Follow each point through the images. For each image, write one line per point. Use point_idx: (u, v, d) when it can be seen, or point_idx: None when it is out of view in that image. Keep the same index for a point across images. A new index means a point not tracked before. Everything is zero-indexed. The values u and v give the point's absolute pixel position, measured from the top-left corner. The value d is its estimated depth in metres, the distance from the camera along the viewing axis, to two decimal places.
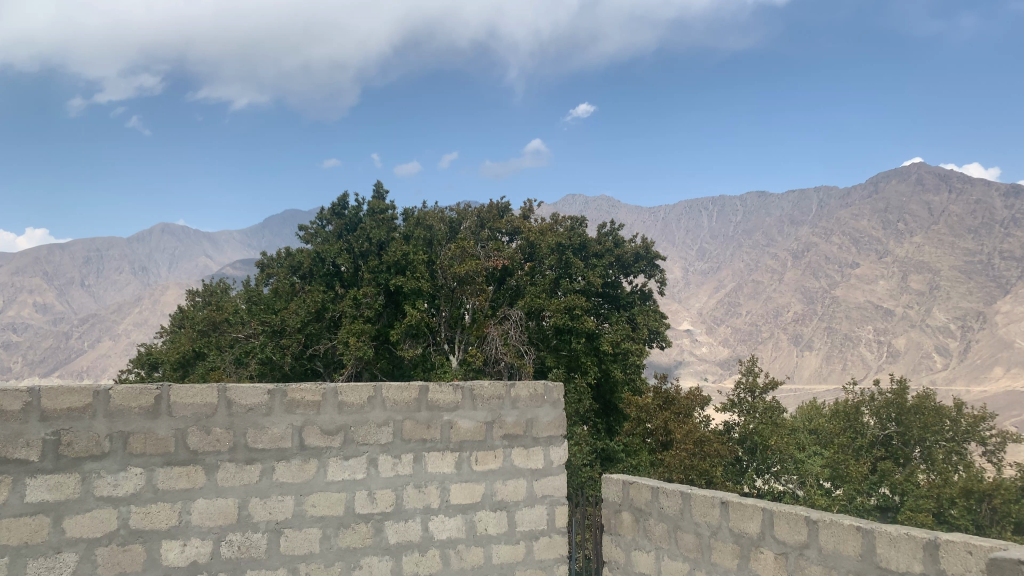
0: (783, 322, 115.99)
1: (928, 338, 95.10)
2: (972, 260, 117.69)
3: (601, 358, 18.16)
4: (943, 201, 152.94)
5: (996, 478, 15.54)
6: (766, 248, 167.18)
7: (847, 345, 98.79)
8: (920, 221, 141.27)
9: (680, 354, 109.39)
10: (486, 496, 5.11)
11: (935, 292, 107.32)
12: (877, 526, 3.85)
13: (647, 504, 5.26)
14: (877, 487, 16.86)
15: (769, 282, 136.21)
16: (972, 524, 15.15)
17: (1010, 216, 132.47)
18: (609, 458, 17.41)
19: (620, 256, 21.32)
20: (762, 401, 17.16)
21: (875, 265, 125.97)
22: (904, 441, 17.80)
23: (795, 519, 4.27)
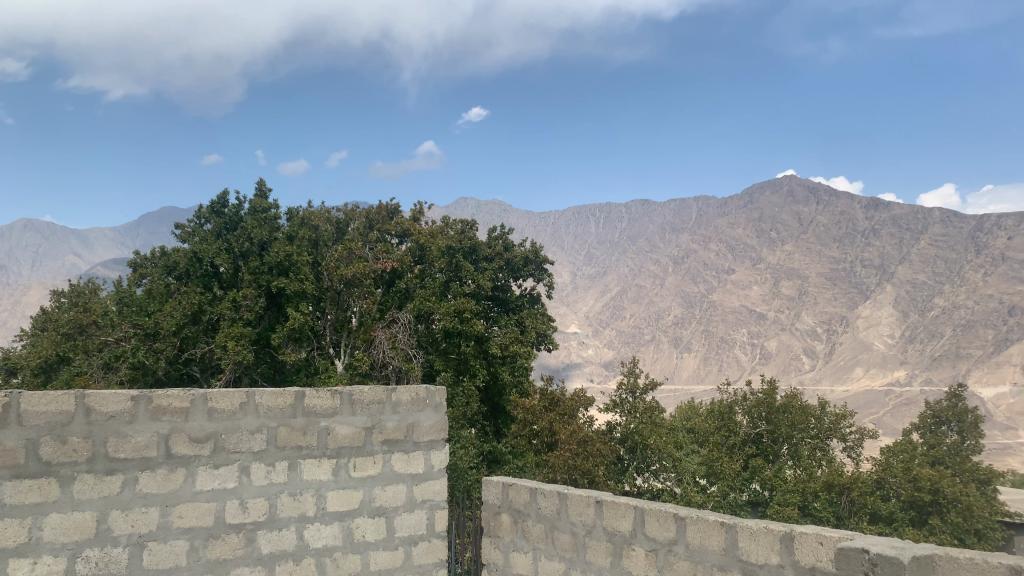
0: (664, 324, 120.26)
1: (797, 340, 101.93)
2: (837, 267, 126.44)
3: (489, 361, 18.28)
4: (811, 211, 162.79)
5: (853, 471, 16.62)
6: (649, 254, 172.45)
7: (723, 347, 103.77)
8: (791, 230, 149.81)
9: (567, 356, 111.34)
10: (364, 501, 5.04)
11: (803, 299, 114.37)
12: (738, 525, 4.06)
13: (524, 506, 5.33)
14: (748, 483, 17.54)
15: (651, 285, 140.32)
16: (833, 515, 16.09)
17: (870, 227, 141.80)
18: (496, 461, 17.44)
19: (509, 260, 21.43)
20: (642, 401, 17.58)
21: (749, 271, 132.95)
22: (773, 438, 18.62)
23: (663, 518, 4.43)
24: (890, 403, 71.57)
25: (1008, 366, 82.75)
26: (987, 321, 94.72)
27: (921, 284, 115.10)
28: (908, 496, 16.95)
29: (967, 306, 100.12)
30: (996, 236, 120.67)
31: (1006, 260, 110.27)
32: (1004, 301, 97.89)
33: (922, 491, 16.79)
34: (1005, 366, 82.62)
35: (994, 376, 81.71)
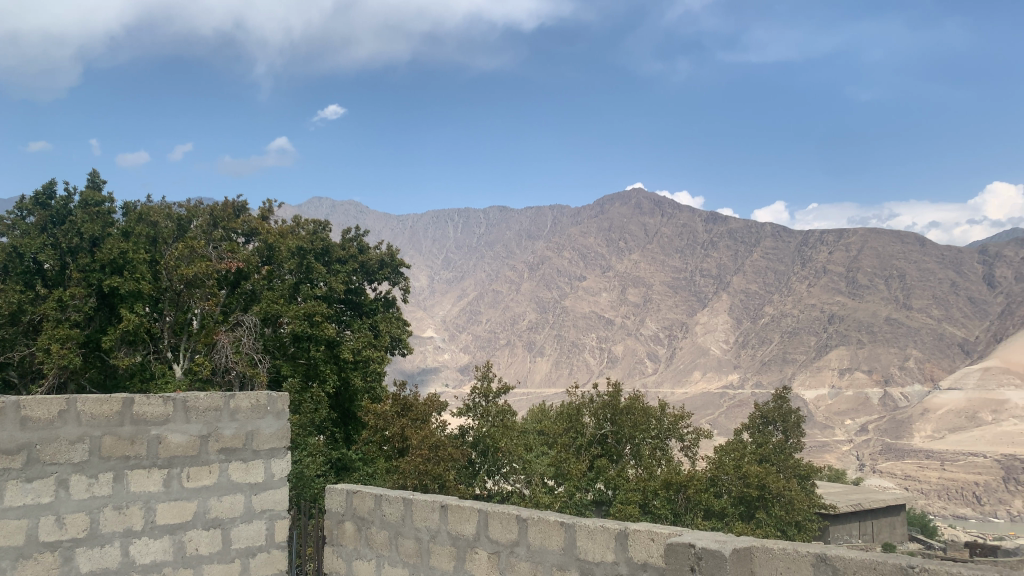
0: (518, 329, 122.58)
1: (642, 345, 107.31)
2: (679, 277, 133.86)
3: (341, 366, 17.93)
4: (657, 222, 171.19)
5: (690, 470, 17.51)
6: (505, 260, 175.31)
7: (573, 351, 107.15)
8: (638, 240, 156.89)
9: (423, 361, 111.05)
10: (198, 513, 4.77)
11: (649, 305, 120.24)
12: (579, 521, 4.20)
13: (369, 513, 5.25)
14: (594, 483, 18.02)
15: (507, 290, 142.52)
16: (671, 512, 16.77)
17: (710, 239, 150.69)
18: (345, 468, 17.05)
19: (364, 262, 21.12)
20: (495, 405, 17.75)
21: (599, 278, 137.97)
22: (617, 439, 19.29)
23: (506, 518, 4.50)
24: (725, 404, 76.85)
25: (826, 370, 90.74)
26: (810, 328, 103.28)
27: (754, 294, 123.84)
28: (738, 492, 18.04)
29: (793, 314, 108.68)
30: (819, 250, 131.61)
31: (827, 273, 120.60)
32: (825, 310, 107.03)
33: (751, 487, 17.96)
34: (824, 369, 90.60)
35: (814, 379, 89.51)
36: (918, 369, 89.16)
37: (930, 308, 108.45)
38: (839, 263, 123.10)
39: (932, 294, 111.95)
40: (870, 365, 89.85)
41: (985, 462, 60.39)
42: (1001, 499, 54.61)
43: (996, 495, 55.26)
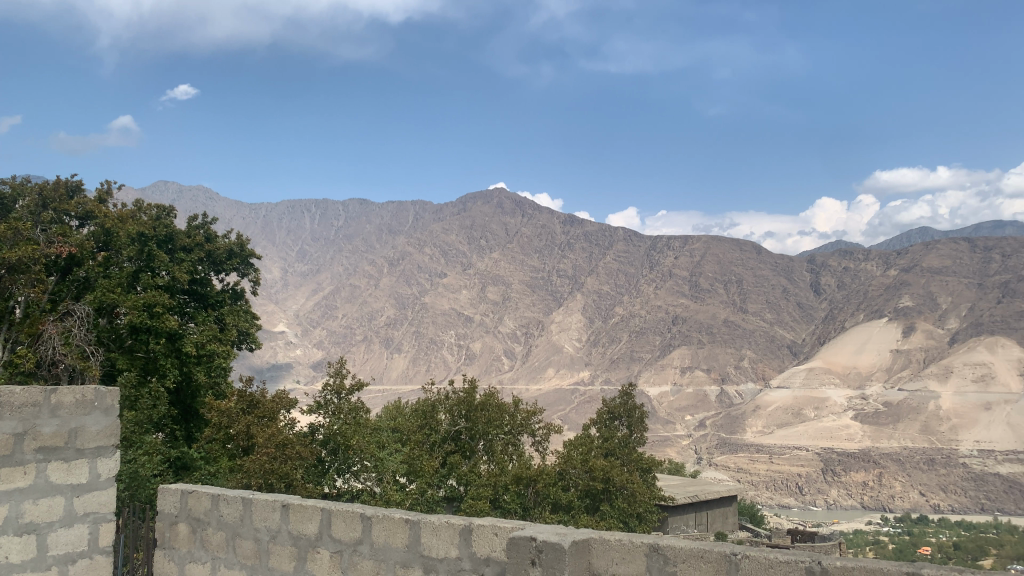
0: (376, 325, 121.12)
1: (499, 342, 109.17)
2: (536, 276, 136.82)
3: (182, 360, 17.05)
4: (518, 221, 174.08)
5: (540, 464, 17.96)
6: (364, 254, 172.54)
7: (431, 348, 107.17)
8: (498, 239, 158.74)
9: (274, 356, 107.43)
10: (9, 518, 4.39)
11: (506, 303, 122.06)
12: (425, 519, 4.21)
13: (205, 514, 5.01)
14: (445, 480, 18.02)
15: (364, 284, 140.25)
16: (520, 507, 17.02)
17: (566, 240, 154.74)
18: (184, 467, 16.17)
19: (210, 251, 20.14)
20: (347, 402, 17.42)
21: (459, 275, 138.53)
22: (470, 435, 19.42)
23: (350, 517, 4.43)
24: (575, 400, 79.40)
25: (670, 368, 95.46)
26: (656, 328, 108.29)
27: (606, 296, 128.51)
28: (585, 485, 18.64)
29: (642, 314, 113.52)
30: (666, 255, 138.23)
31: (674, 276, 126.89)
32: (670, 311, 112.46)
33: (598, 481, 18.59)
34: (668, 367, 95.28)
35: (659, 376, 94.02)
36: (752, 368, 95.69)
37: (764, 312, 116.55)
38: (684, 267, 129.79)
39: (766, 299, 120.32)
40: (709, 364, 95.44)
41: (807, 455, 65.66)
42: (820, 489, 60.04)
43: (815, 485, 60.57)
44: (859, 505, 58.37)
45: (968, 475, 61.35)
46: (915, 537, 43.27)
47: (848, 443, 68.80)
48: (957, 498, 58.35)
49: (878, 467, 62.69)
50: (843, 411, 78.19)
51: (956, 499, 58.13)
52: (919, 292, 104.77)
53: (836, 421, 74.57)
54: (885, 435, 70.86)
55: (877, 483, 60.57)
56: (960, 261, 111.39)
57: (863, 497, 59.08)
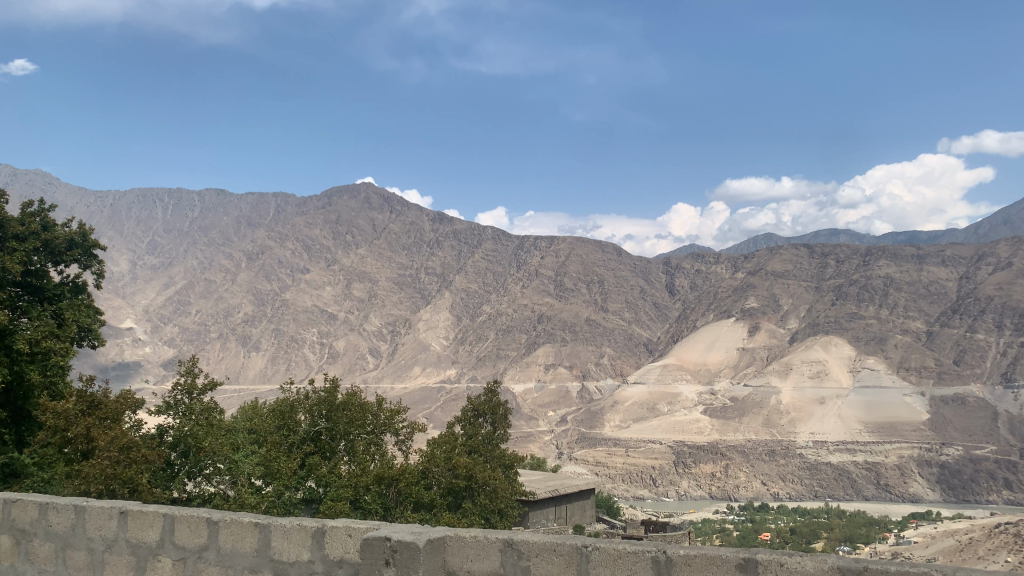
0: (233, 321, 116.21)
1: (363, 340, 108.22)
2: (403, 274, 135.71)
3: (14, 358, 15.67)
4: (385, 218, 171.96)
5: (402, 463, 17.77)
6: (221, 248, 164.92)
7: (292, 346, 104.04)
8: (364, 235, 156.08)
9: (121, 354, 100.90)
10: None
11: (371, 301, 120.34)
12: (278, 520, 4.08)
13: (30, 525, 4.63)
14: (304, 481, 17.48)
15: (220, 279, 133.84)
16: (381, 507, 16.71)
17: (434, 238, 154.22)
18: (13, 475, 14.84)
19: (48, 241, 18.65)
20: (199, 402, 16.72)
21: (322, 271, 135.20)
22: (331, 436, 18.92)
23: (195, 521, 4.23)
24: (441, 399, 79.39)
25: (534, 365, 97.05)
26: (522, 326, 109.83)
27: (473, 294, 129.24)
28: (447, 483, 18.59)
29: (507, 312, 114.84)
30: (533, 254, 140.50)
31: (540, 275, 129.25)
32: (535, 310, 114.33)
33: (460, 478, 18.60)
34: (532, 364, 96.85)
35: (524, 373, 95.47)
36: (611, 365, 98.96)
37: (623, 312, 120.76)
38: (550, 267, 132.49)
39: (626, 299, 124.68)
40: (571, 361, 97.90)
41: (660, 448, 68.61)
42: (672, 480, 62.94)
43: (668, 476, 63.47)
44: (707, 495, 61.53)
45: (804, 464, 66.08)
46: (756, 524, 46.18)
47: (699, 436, 72.53)
48: (793, 486, 62.74)
49: (725, 459, 66.28)
50: (694, 406, 82.28)
51: (793, 487, 62.46)
52: (763, 294, 111.88)
53: (688, 416, 78.67)
54: (731, 428, 75.24)
55: (723, 474, 64.01)
56: (800, 266, 119.76)
57: (711, 487, 62.31)
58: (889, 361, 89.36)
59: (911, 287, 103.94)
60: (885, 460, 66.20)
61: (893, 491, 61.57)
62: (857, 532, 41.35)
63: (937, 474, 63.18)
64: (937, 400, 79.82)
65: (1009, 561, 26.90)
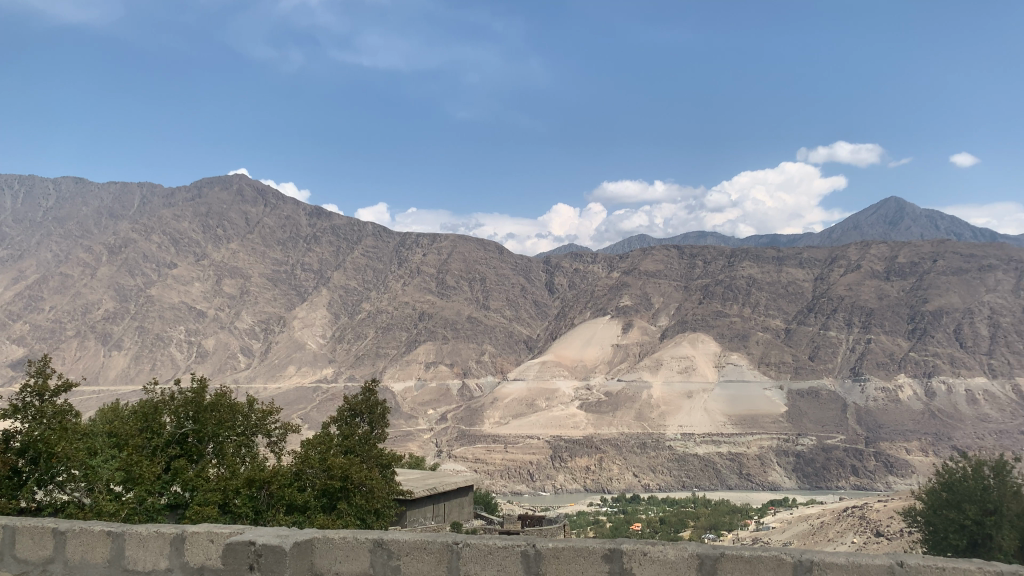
0: (92, 319, 109.25)
1: (235, 339, 104.32)
2: (278, 270, 131.76)
3: None
4: (259, 212, 166.31)
5: (274, 465, 17.18)
6: (79, 240, 154.65)
7: (157, 345, 98.83)
8: (237, 229, 150.52)
9: None
10: None
11: (244, 298, 116.14)
12: (154, 527, 4.14)
13: None
14: (168, 486, 16.60)
15: (78, 273, 125.38)
16: (252, 510, 16.03)
17: (312, 234, 150.61)
18: None
19: None
20: (52, 406, 15.65)
21: (191, 266, 129.24)
22: (198, 438, 18.08)
23: (40, 533, 4.22)
24: (316, 399, 77.60)
25: (414, 363, 96.48)
26: (402, 324, 108.91)
27: (352, 291, 127.13)
28: (322, 484, 18.10)
29: (387, 310, 113.62)
30: (413, 251, 139.68)
31: (420, 273, 128.57)
32: (415, 307, 113.65)
33: (335, 478, 18.18)
34: (411, 362, 96.23)
35: (403, 372, 94.62)
36: (491, 363, 99.72)
37: (503, 309, 121.85)
38: (430, 264, 132.10)
39: (506, 296, 125.96)
40: (451, 359, 97.94)
41: (538, 443, 69.73)
42: (548, 475, 64.12)
43: (544, 471, 64.61)
44: (582, 489, 63.09)
45: (673, 455, 68.85)
46: (628, 515, 47.69)
47: (574, 431, 74.27)
48: (663, 477, 65.29)
49: (599, 452, 68.09)
50: (570, 401, 84.13)
51: (662, 478, 65.00)
52: (637, 293, 115.73)
53: (564, 411, 80.40)
54: (606, 422, 77.47)
55: (597, 467, 65.76)
56: (672, 266, 124.71)
57: (586, 480, 63.88)
58: (751, 357, 94.52)
59: (771, 287, 110.31)
60: (747, 450, 70.02)
61: (754, 480, 65.19)
62: (721, 519, 43.48)
63: (793, 462, 67.43)
64: (793, 393, 85.10)
65: (855, 541, 29.06)
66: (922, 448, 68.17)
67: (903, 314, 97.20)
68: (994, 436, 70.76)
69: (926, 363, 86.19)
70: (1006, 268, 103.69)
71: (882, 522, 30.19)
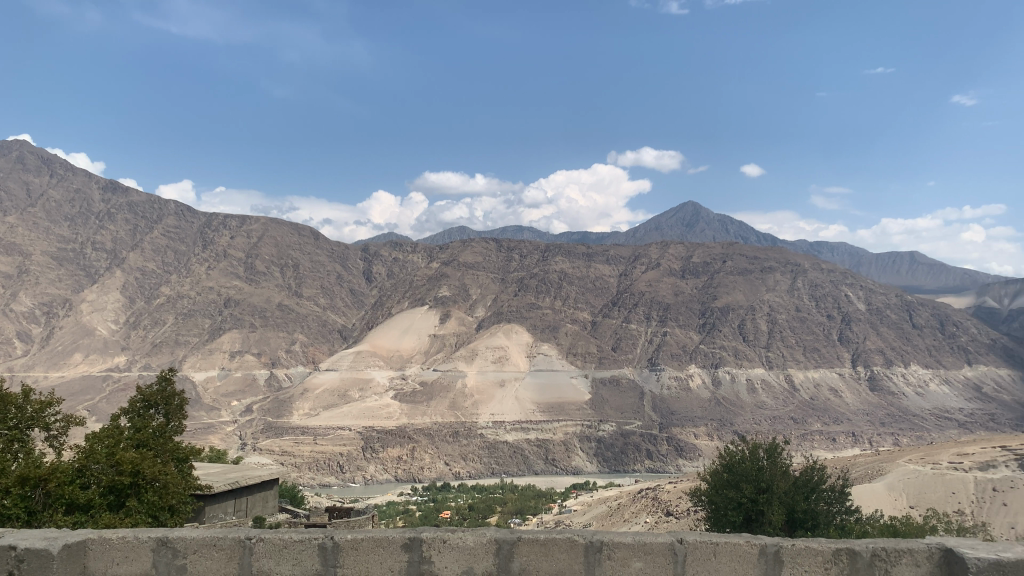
0: None
1: (10, 323, 94.16)
2: (65, 248, 120.41)
3: None
4: (43, 184, 151.23)
5: (52, 461, 15.56)
6: None
7: None
8: (16, 202, 135.94)
9: None
10: None
11: (23, 278, 104.97)
12: None
13: None
14: None
15: None
16: (24, 511, 14.36)
17: (105, 211, 139.14)
18: None
19: None
20: None
21: None
22: None
23: None
24: (106, 389, 71.84)
25: (218, 351, 91.63)
26: (206, 311, 103.05)
27: (151, 274, 118.61)
28: (109, 480, 16.59)
29: (189, 295, 107.11)
30: (221, 234, 132.55)
31: (228, 257, 122.36)
32: (221, 293, 107.99)
33: (125, 474, 16.87)
34: (216, 351, 91.31)
35: (205, 361, 89.21)
36: (302, 352, 96.90)
37: (317, 297, 118.61)
38: (239, 247, 126.00)
39: (320, 284, 122.77)
40: (259, 348, 93.98)
41: (349, 435, 68.56)
42: (358, 466, 63.31)
43: (355, 462, 63.74)
44: (392, 479, 62.88)
45: (483, 443, 70.20)
46: (437, 503, 48.13)
47: (387, 421, 73.88)
48: (473, 464, 66.46)
49: (411, 442, 68.06)
50: (384, 392, 83.61)
51: (472, 466, 66.16)
52: (454, 283, 116.85)
53: (377, 401, 79.72)
54: (419, 412, 77.66)
55: (409, 456, 65.81)
56: (489, 258, 127.08)
57: (397, 470, 63.69)
58: (560, 347, 98.31)
59: (581, 282, 115.38)
60: (553, 437, 72.86)
61: (558, 465, 68.03)
62: (526, 504, 44.94)
63: (595, 447, 70.99)
64: (597, 382, 89.57)
65: (648, 521, 31.07)
66: (708, 433, 74.19)
67: (696, 309, 105.16)
68: (768, 422, 78.43)
69: (713, 355, 93.77)
70: (783, 271, 115.09)
71: (672, 502, 32.48)
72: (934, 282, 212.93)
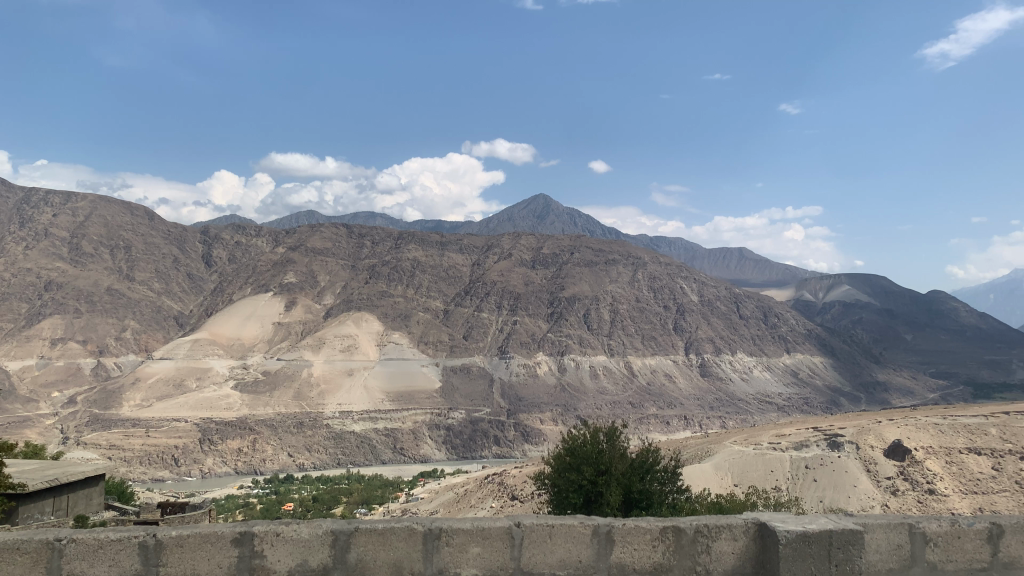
0: None
1: None
2: None
3: None
4: None
5: None
6: None
7: None
8: None
9: None
10: None
11: None
12: None
13: None
14: None
15: None
16: None
17: None
18: None
19: None
20: None
21: None
22: None
23: None
24: None
25: (36, 338, 84.20)
26: (22, 295, 94.41)
27: None
28: None
29: (3, 277, 97.80)
30: (42, 210, 121.80)
31: (49, 235, 112.66)
32: (41, 275, 99.36)
33: None
34: (34, 338, 83.84)
35: (22, 349, 81.74)
36: (134, 340, 90.95)
37: (151, 281, 111.71)
38: (63, 226, 116.34)
39: (155, 267, 115.65)
40: (85, 336, 87.25)
41: (185, 427, 65.14)
42: (195, 459, 60.28)
43: (191, 455, 60.62)
44: (232, 471, 60.46)
45: (329, 434, 68.83)
46: (280, 495, 46.82)
47: (227, 412, 70.86)
48: (319, 455, 64.94)
49: (252, 433, 65.63)
50: (224, 381, 80.06)
51: (318, 456, 64.72)
52: (302, 270, 113.60)
53: (216, 391, 76.29)
54: (261, 403, 75.05)
55: (250, 449, 63.45)
56: (338, 244, 124.31)
57: (237, 463, 61.30)
58: (411, 335, 97.91)
59: (433, 270, 115.33)
60: (402, 425, 72.65)
61: (406, 454, 67.97)
62: (372, 494, 44.53)
63: (443, 435, 71.43)
64: (447, 370, 89.79)
65: (493, 505, 31.59)
66: (553, 418, 76.50)
67: (545, 299, 107.71)
68: (609, 407, 81.80)
69: (559, 343, 96.28)
70: (626, 264, 120.19)
71: (517, 486, 33.23)
72: (760, 276, 229.49)
